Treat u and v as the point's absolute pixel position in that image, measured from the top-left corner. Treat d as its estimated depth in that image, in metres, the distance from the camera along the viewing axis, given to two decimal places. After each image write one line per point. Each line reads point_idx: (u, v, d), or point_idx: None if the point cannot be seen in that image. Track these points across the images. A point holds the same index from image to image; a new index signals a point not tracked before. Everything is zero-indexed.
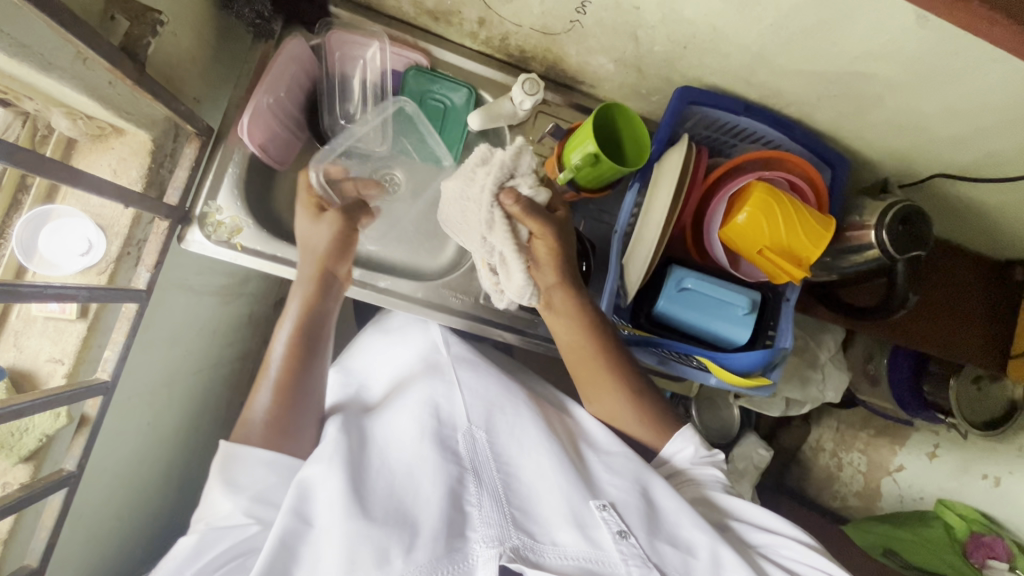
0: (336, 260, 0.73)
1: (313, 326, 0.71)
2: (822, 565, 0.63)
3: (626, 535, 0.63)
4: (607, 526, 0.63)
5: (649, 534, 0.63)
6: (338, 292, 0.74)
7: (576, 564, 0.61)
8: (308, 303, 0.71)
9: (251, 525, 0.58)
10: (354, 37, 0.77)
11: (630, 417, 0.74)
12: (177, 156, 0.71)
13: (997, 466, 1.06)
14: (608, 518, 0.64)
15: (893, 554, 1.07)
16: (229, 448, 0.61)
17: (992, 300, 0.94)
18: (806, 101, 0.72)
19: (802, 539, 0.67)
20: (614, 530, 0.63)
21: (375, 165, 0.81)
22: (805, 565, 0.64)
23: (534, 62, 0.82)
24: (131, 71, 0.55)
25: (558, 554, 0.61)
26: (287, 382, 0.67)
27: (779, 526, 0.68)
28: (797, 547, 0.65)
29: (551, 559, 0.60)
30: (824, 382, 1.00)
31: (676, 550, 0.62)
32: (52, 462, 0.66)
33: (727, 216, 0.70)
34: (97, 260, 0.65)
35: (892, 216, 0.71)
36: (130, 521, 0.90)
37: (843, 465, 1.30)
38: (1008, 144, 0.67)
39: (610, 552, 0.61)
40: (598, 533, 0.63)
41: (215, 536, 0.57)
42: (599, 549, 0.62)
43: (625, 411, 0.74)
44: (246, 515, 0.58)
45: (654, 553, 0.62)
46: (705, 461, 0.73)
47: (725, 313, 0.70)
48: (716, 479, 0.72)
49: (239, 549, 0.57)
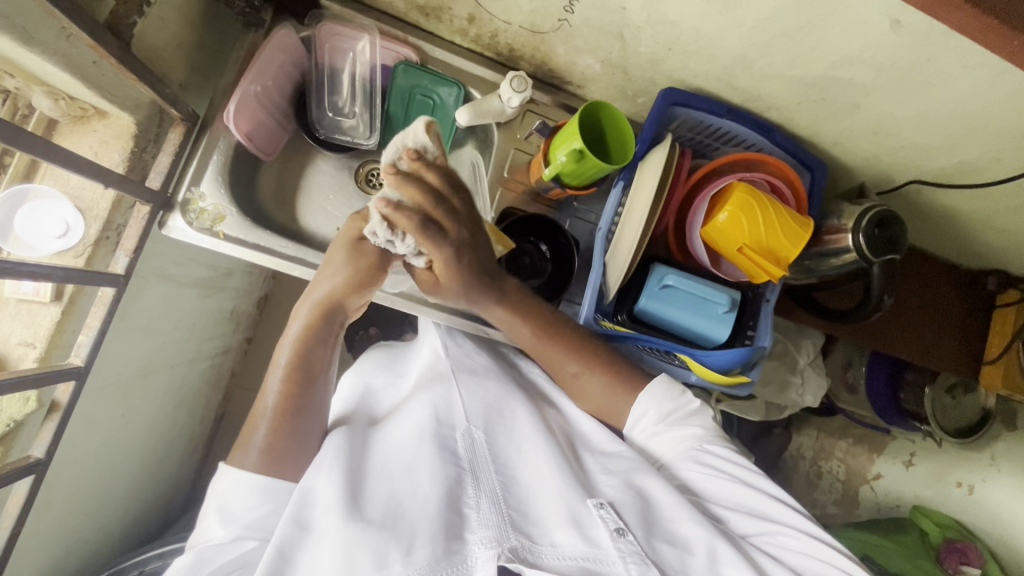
0: (353, 294, 0.70)
1: (313, 353, 0.70)
2: (816, 552, 0.63)
3: (624, 532, 0.61)
4: (605, 524, 0.62)
5: (647, 532, 0.62)
6: (343, 319, 0.72)
7: (574, 564, 0.60)
8: (313, 328, 0.70)
9: (248, 541, 0.61)
10: (344, 29, 0.78)
11: (613, 399, 0.75)
12: (161, 141, 0.71)
13: (970, 474, 1.08)
14: (606, 516, 0.63)
15: (871, 561, 1.05)
16: (225, 471, 0.63)
17: (965, 308, 0.96)
18: (786, 105, 0.74)
19: (798, 524, 0.66)
20: (612, 528, 0.62)
21: (363, 157, 0.83)
22: (805, 556, 0.63)
23: (523, 61, 0.83)
24: (115, 49, 0.55)
25: (555, 554, 0.60)
26: (288, 407, 0.67)
27: (775, 512, 0.67)
28: (798, 535, 0.64)
29: (549, 560, 0.60)
30: (803, 387, 1.01)
31: (673, 548, 0.62)
32: (20, 449, 0.65)
33: (708, 216, 0.72)
34: (75, 243, 0.64)
35: (868, 219, 0.73)
36: (98, 517, 0.88)
37: (823, 473, 1.31)
38: (977, 151, 0.69)
39: (608, 550, 0.61)
40: (596, 532, 0.62)
41: (210, 555, 0.59)
42: (598, 548, 0.61)
43: (593, 387, 0.75)
44: (244, 533, 0.61)
45: (652, 551, 0.61)
46: (682, 420, 0.73)
47: (705, 310, 0.71)
48: (694, 437, 0.72)
49: (236, 565, 0.60)
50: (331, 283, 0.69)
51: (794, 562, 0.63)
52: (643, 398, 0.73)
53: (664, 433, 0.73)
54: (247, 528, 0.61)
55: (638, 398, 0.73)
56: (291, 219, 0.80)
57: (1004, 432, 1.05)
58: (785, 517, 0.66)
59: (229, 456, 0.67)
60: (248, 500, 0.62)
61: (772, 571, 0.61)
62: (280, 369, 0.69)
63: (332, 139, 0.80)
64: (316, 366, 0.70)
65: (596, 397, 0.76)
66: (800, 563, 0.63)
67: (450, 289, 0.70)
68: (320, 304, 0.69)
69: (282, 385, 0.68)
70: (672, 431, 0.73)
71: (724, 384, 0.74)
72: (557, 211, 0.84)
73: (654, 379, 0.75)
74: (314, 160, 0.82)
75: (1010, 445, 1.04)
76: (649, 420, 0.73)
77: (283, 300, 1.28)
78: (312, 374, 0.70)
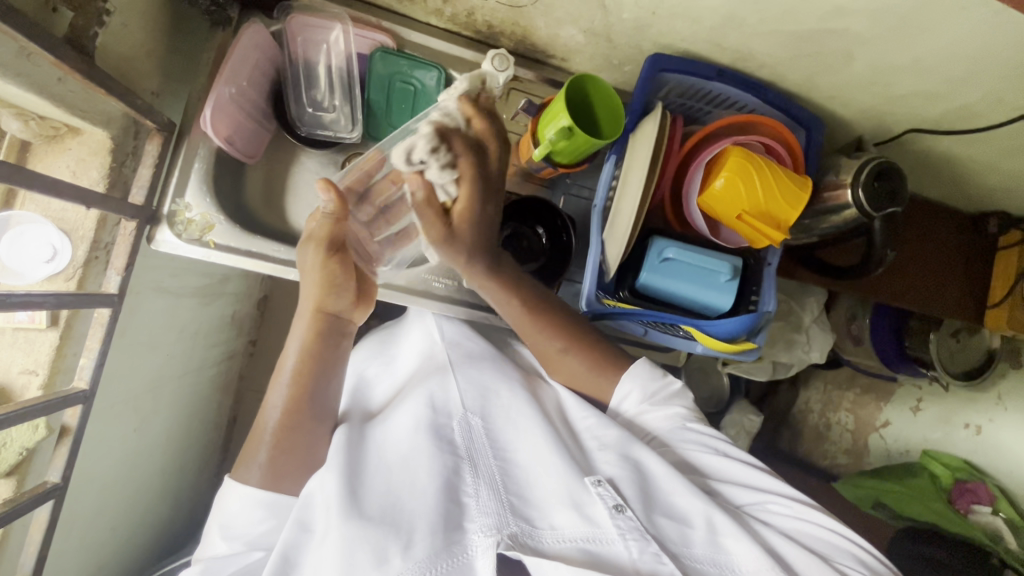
0: (332, 296, 0.68)
1: (314, 365, 0.68)
2: (809, 517, 0.66)
3: (623, 508, 0.62)
4: (604, 501, 0.63)
5: (646, 508, 0.63)
6: (342, 331, 0.71)
7: (575, 546, 0.60)
8: (311, 347, 0.68)
9: (255, 551, 0.61)
10: (315, 20, 0.75)
11: (592, 374, 0.75)
12: (139, 154, 0.69)
13: (978, 414, 1.08)
14: (604, 493, 0.64)
15: (884, 507, 1.11)
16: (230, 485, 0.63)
17: (967, 252, 0.95)
18: (778, 62, 0.71)
19: (791, 494, 0.69)
20: (610, 505, 0.62)
21: (346, 148, 0.80)
22: (795, 519, 0.67)
23: (503, 38, 0.80)
24: (80, 64, 0.53)
25: (556, 537, 0.61)
26: (289, 425, 0.65)
27: (768, 484, 0.70)
28: (789, 502, 0.67)
29: (550, 543, 0.60)
30: (809, 343, 1.01)
31: (673, 523, 0.63)
32: (36, 475, 0.65)
33: (705, 182, 0.70)
34: (64, 266, 0.63)
35: (867, 173, 0.72)
36: (123, 533, 0.89)
37: (832, 424, 1.33)
38: (977, 95, 0.68)
39: (607, 529, 0.61)
40: (596, 510, 0.63)
41: (219, 566, 0.59)
42: (597, 528, 0.62)
43: (570, 353, 0.75)
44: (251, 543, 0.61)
45: (653, 526, 0.62)
46: (665, 400, 0.75)
47: (709, 281, 0.71)
48: (678, 415, 0.74)
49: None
50: (307, 294, 0.68)
51: (788, 527, 0.66)
52: (625, 380, 0.74)
53: (648, 413, 0.74)
54: (253, 541, 0.62)
55: (621, 380, 0.74)
56: (281, 220, 0.79)
57: (1009, 370, 1.04)
58: (773, 486, 0.70)
59: (232, 470, 0.65)
60: (251, 516, 0.62)
61: (771, 537, 0.64)
62: (285, 375, 0.68)
63: (315, 135, 0.77)
64: (315, 381, 0.68)
65: (568, 360, 0.75)
66: (790, 525, 0.66)
67: (460, 239, 0.68)
68: (309, 312, 0.69)
69: (284, 401, 0.66)
70: (657, 411, 0.74)
71: (729, 351, 0.74)
72: (550, 189, 0.83)
73: (637, 361, 0.76)
74: (298, 157, 0.80)
75: (1015, 383, 1.03)
76: (633, 400, 0.74)
77: (283, 301, 1.27)
78: (313, 387, 0.68)
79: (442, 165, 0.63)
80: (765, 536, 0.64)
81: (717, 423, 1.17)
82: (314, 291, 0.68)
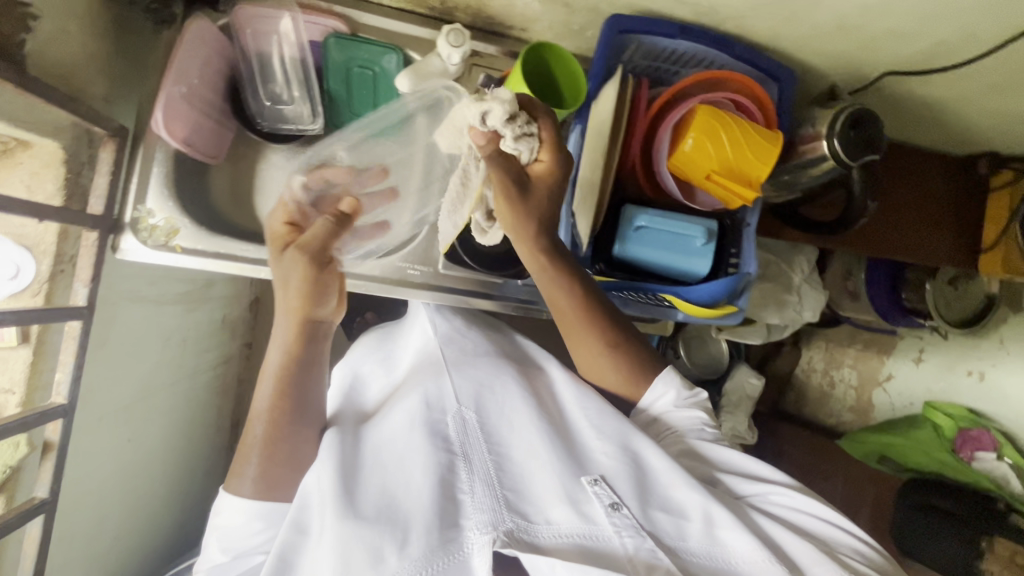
0: (318, 305, 0.66)
1: (298, 368, 0.66)
2: (805, 505, 0.66)
3: (619, 506, 0.62)
4: (599, 500, 0.62)
5: (642, 503, 0.63)
6: (325, 334, 0.69)
7: (571, 541, 0.59)
8: (295, 352, 0.66)
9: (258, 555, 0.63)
10: (261, 10, 0.73)
11: (611, 370, 0.73)
12: (95, 163, 0.67)
13: (981, 360, 1.06)
14: (600, 492, 0.63)
15: (889, 460, 1.09)
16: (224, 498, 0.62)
17: (958, 196, 0.92)
18: (741, 14, 0.68)
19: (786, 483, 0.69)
20: (607, 503, 0.62)
21: (311, 140, 0.79)
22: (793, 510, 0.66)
23: (458, 12, 0.77)
24: (10, 74, 0.51)
25: (552, 532, 0.59)
26: (277, 437, 0.63)
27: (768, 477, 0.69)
28: (790, 493, 0.67)
29: (546, 538, 0.59)
30: (801, 303, 0.99)
31: (669, 516, 0.62)
32: (25, 491, 0.65)
33: (673, 143, 0.68)
34: (29, 282, 0.62)
35: (842, 122, 0.69)
36: (128, 542, 0.90)
37: (835, 382, 1.32)
38: (953, 30, 0.65)
39: (603, 526, 0.60)
40: (592, 508, 0.62)
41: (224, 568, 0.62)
42: (593, 524, 0.60)
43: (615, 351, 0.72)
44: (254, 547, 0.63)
45: (648, 521, 0.62)
46: (690, 404, 0.73)
47: (686, 247, 0.70)
48: (699, 420, 0.72)
49: None
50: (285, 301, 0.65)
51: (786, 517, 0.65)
52: (659, 382, 0.72)
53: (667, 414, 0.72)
54: (252, 546, 0.63)
55: (654, 384, 0.72)
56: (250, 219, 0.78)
57: (1011, 316, 1.03)
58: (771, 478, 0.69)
59: (223, 485, 0.64)
60: (250, 528, 0.62)
61: (768, 528, 0.63)
62: (269, 378, 0.65)
63: (276, 129, 0.77)
64: (297, 386, 0.66)
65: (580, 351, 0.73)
66: (789, 517, 0.65)
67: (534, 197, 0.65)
68: (293, 321, 0.65)
69: (268, 412, 0.64)
70: (680, 412, 0.72)
71: (713, 316, 0.72)
72: None
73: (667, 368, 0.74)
74: (264, 153, 0.79)
75: (1015, 327, 1.02)
76: (667, 401, 0.72)
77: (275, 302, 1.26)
78: (296, 394, 0.65)
79: (517, 135, 0.61)
80: (763, 527, 0.63)
81: (719, 391, 1.17)
82: (296, 298, 0.65)
